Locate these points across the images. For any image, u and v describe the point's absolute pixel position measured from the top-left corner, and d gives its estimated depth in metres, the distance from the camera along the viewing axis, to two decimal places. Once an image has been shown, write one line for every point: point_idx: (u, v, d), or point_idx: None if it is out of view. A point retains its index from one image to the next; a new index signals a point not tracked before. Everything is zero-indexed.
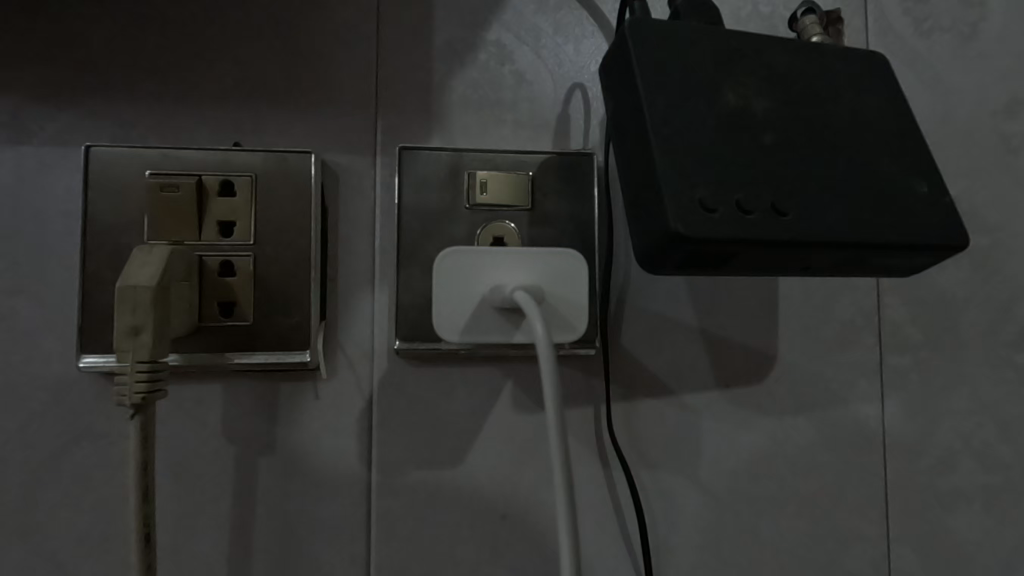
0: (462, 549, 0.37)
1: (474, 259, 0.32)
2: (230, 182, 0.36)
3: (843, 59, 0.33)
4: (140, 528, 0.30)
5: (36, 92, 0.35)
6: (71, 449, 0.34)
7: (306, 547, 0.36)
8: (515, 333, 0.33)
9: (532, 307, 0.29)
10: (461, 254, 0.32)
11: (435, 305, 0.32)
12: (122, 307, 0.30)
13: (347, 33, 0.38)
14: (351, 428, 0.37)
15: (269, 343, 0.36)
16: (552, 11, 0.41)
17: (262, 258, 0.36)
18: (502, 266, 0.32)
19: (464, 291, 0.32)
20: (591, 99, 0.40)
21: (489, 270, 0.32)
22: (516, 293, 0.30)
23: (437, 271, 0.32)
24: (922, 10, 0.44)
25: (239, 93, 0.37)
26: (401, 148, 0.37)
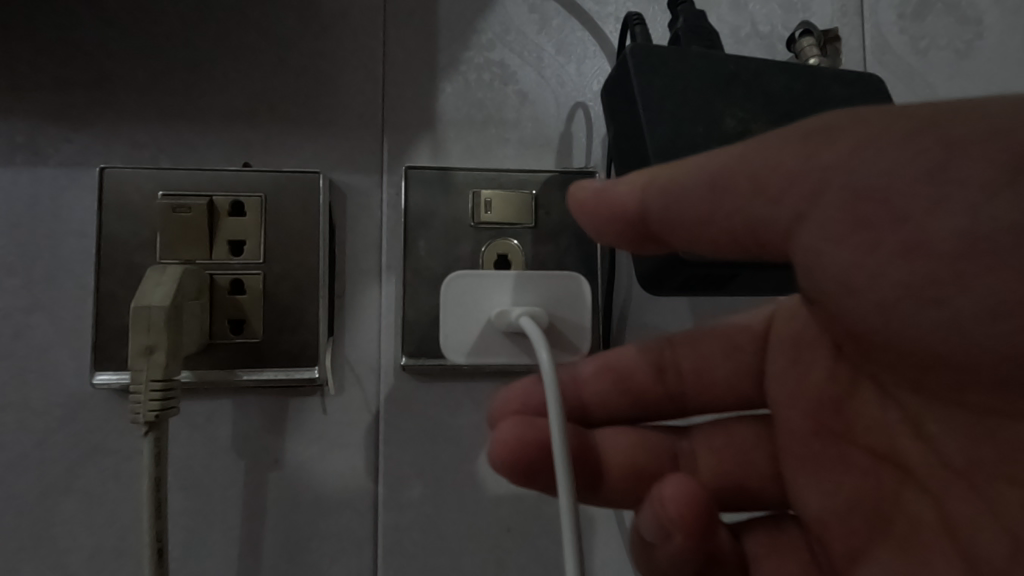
0: (466, 560, 0.38)
1: (481, 283, 0.33)
2: (240, 202, 0.37)
3: (842, 82, 0.34)
4: (153, 543, 0.30)
5: (51, 115, 0.36)
6: (85, 465, 0.35)
7: (315, 559, 0.36)
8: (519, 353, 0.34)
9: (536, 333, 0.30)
10: (469, 277, 0.33)
11: (443, 327, 0.33)
12: (137, 327, 0.31)
13: (354, 55, 0.39)
14: (358, 442, 0.37)
15: (278, 359, 0.36)
16: (554, 32, 0.41)
17: (272, 276, 0.37)
18: (507, 290, 0.33)
19: (472, 312, 0.33)
20: (593, 119, 0.41)
21: (495, 293, 0.33)
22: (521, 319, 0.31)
23: (445, 295, 0.33)
24: (918, 28, 0.45)
25: (249, 113, 0.38)
26: (407, 168, 0.38)
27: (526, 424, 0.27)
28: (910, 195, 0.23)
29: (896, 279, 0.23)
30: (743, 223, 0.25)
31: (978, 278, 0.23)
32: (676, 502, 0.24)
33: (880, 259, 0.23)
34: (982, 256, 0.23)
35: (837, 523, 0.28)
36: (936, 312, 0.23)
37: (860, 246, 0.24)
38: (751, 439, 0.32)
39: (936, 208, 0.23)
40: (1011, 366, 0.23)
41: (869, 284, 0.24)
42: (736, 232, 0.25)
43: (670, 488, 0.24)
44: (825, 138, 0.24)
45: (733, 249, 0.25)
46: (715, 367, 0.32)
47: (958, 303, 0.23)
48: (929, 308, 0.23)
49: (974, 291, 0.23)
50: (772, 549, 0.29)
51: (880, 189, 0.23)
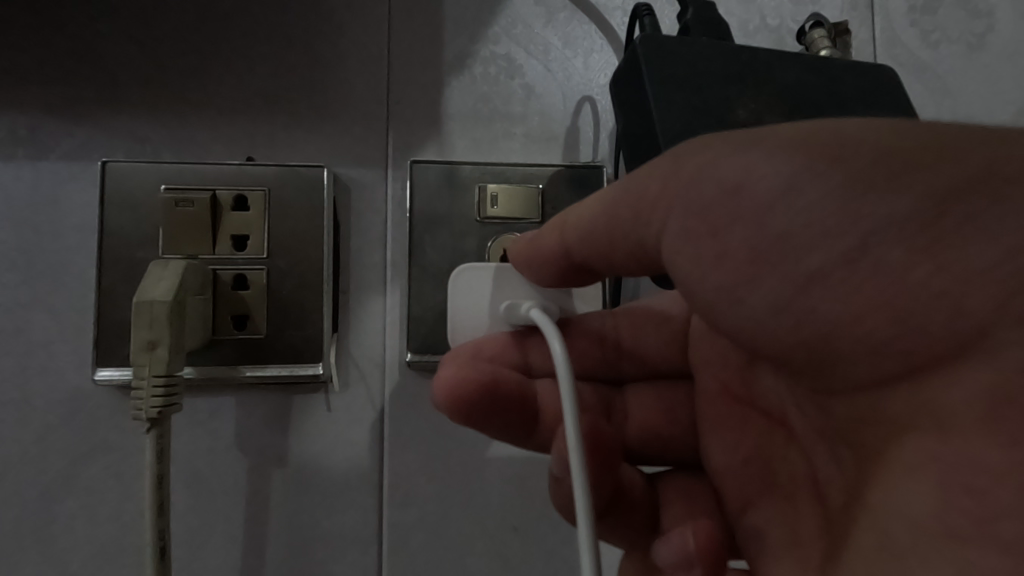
0: (472, 560, 0.37)
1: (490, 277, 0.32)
2: (243, 196, 0.36)
3: (855, 73, 0.33)
4: (155, 541, 0.30)
5: (52, 108, 0.36)
6: (87, 462, 0.34)
7: (319, 558, 0.36)
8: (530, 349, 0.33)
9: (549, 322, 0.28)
10: (480, 270, 0.32)
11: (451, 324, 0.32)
12: (139, 322, 0.30)
13: (358, 48, 0.39)
14: (362, 439, 0.37)
15: (281, 355, 0.36)
16: (561, 25, 0.41)
17: (276, 271, 0.36)
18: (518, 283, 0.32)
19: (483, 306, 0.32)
20: (600, 112, 0.41)
21: (505, 287, 0.32)
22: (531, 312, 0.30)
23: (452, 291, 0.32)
24: (929, 21, 0.44)
25: (252, 107, 0.38)
26: (413, 162, 0.38)
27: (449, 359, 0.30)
28: (752, 206, 0.23)
29: (765, 289, 0.23)
30: (606, 242, 0.26)
31: (790, 270, 0.23)
32: (566, 433, 0.28)
33: (729, 272, 0.24)
34: (802, 256, 0.23)
35: (726, 466, 0.31)
36: (780, 316, 0.24)
37: (706, 256, 0.24)
38: (679, 398, 0.35)
39: (762, 219, 0.23)
40: (846, 347, 0.23)
41: (735, 290, 0.24)
42: (612, 253, 0.27)
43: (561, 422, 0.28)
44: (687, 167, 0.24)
45: (621, 261, 0.27)
46: (642, 337, 0.35)
47: (810, 301, 0.23)
48: (772, 315, 0.24)
49: (814, 290, 0.23)
50: (688, 494, 0.32)
51: (719, 205, 0.23)
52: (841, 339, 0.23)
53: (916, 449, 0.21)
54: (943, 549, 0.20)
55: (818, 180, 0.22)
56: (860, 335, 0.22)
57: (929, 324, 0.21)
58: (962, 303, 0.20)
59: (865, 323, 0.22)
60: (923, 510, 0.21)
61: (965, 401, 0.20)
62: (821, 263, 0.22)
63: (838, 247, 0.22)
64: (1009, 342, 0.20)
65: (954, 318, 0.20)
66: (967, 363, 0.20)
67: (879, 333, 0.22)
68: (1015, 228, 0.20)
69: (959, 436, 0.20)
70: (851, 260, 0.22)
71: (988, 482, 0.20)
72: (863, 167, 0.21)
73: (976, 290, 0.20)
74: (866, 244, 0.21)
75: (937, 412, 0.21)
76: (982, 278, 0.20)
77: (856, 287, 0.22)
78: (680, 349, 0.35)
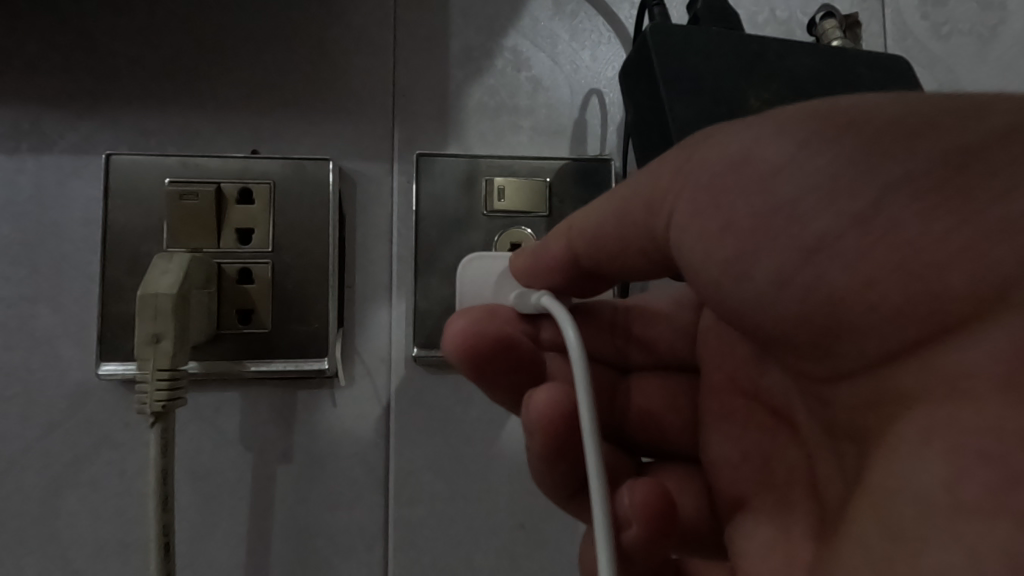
0: (479, 557, 0.37)
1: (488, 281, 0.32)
2: (248, 189, 0.36)
3: (868, 63, 0.33)
4: (159, 537, 0.30)
5: (55, 101, 0.36)
6: (90, 458, 0.34)
7: (324, 555, 0.36)
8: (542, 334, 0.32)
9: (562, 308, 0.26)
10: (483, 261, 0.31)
11: None
12: (143, 314, 0.30)
13: (363, 40, 0.38)
14: (368, 435, 0.36)
15: (286, 350, 0.36)
16: (568, 17, 0.41)
17: (281, 265, 0.36)
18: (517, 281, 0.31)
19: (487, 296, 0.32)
20: (608, 105, 0.40)
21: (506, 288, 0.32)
22: (542, 297, 0.28)
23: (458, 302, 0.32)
24: (940, 13, 0.44)
25: (257, 100, 0.37)
26: (419, 156, 0.37)
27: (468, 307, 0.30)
28: (760, 177, 0.22)
29: (768, 260, 0.23)
30: (618, 239, 0.27)
31: (793, 237, 0.22)
32: (547, 406, 0.29)
33: (734, 245, 0.23)
34: (810, 221, 0.21)
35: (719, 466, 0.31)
36: (786, 288, 0.22)
37: (714, 232, 0.23)
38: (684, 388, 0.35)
39: (769, 187, 0.22)
40: (856, 317, 0.21)
41: (739, 264, 0.23)
42: (624, 255, 0.27)
43: (541, 396, 0.29)
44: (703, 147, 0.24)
45: (632, 258, 0.27)
46: (653, 324, 0.35)
47: (811, 272, 0.22)
48: (778, 286, 0.23)
49: (819, 260, 0.21)
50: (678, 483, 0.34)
51: (733, 178, 0.23)
52: (847, 307, 0.21)
53: (923, 420, 0.18)
54: (963, 527, 0.17)
55: (826, 152, 0.21)
56: (866, 304, 0.20)
57: (945, 284, 0.19)
58: (981, 259, 0.18)
59: (873, 288, 0.20)
60: (935, 484, 0.17)
61: (985, 364, 0.17)
62: (828, 228, 0.21)
63: (847, 209, 0.21)
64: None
65: (975, 274, 0.18)
66: (987, 325, 0.18)
67: (887, 301, 0.20)
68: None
69: (977, 403, 0.17)
70: (862, 222, 0.20)
71: (1007, 451, 0.16)
72: (873, 135, 0.20)
73: (997, 243, 0.18)
74: (878, 203, 0.20)
75: (952, 378, 0.18)
76: (1004, 232, 0.18)
77: (864, 252, 0.20)
78: (690, 341, 0.34)
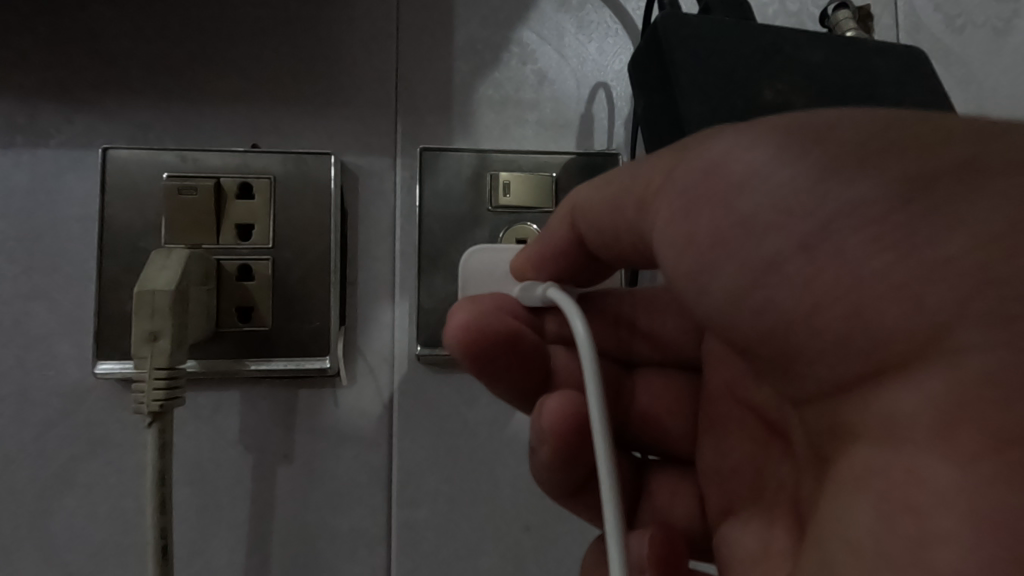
0: (484, 560, 0.36)
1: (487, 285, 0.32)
2: (248, 183, 0.35)
3: (884, 54, 0.32)
4: (157, 539, 0.29)
5: (51, 94, 0.35)
6: (87, 458, 0.33)
7: (326, 558, 0.35)
8: (548, 323, 0.31)
9: (570, 302, 0.25)
10: (487, 253, 0.32)
11: None
12: (141, 311, 0.29)
13: (366, 32, 0.38)
14: (371, 435, 0.36)
15: (287, 348, 0.35)
16: (575, 9, 0.40)
17: (281, 261, 0.35)
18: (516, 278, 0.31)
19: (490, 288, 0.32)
20: (615, 99, 0.39)
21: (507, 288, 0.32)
22: (548, 291, 0.27)
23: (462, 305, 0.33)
24: (954, 6, 0.43)
25: (257, 93, 0.36)
26: (423, 150, 0.37)
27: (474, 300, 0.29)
28: (717, 190, 0.21)
29: (727, 278, 0.22)
30: (613, 232, 0.26)
31: (747, 257, 0.21)
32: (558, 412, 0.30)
33: (691, 261, 0.22)
34: (760, 241, 0.21)
35: (718, 471, 0.31)
36: (740, 308, 0.22)
37: (677, 247, 0.23)
38: (683, 391, 0.34)
39: (728, 202, 0.21)
40: (807, 342, 0.20)
41: (695, 281, 0.23)
42: (618, 246, 0.27)
43: (551, 403, 0.30)
44: (685, 154, 0.22)
45: (626, 251, 0.27)
46: (661, 320, 0.34)
47: (761, 294, 0.21)
48: (732, 307, 0.22)
49: (768, 284, 0.21)
50: (670, 488, 0.34)
51: (700, 184, 0.22)
52: (800, 332, 0.20)
53: (861, 458, 0.18)
54: (878, 574, 0.17)
55: (787, 168, 0.20)
56: (815, 331, 0.20)
57: (881, 319, 0.18)
58: (918, 300, 0.17)
59: (819, 316, 0.20)
60: (859, 529, 0.18)
61: (916, 409, 0.17)
62: (778, 249, 0.20)
63: (795, 232, 0.20)
64: (971, 341, 0.16)
65: (913, 312, 0.18)
66: (919, 368, 0.17)
67: (832, 331, 0.19)
68: (988, 222, 0.17)
69: (905, 448, 0.17)
70: (808, 249, 0.20)
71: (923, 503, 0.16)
72: (835, 156, 0.19)
73: (935, 283, 0.17)
74: (826, 229, 0.19)
75: (888, 419, 0.18)
76: (943, 270, 0.17)
77: (811, 277, 0.20)
78: (696, 339, 0.33)
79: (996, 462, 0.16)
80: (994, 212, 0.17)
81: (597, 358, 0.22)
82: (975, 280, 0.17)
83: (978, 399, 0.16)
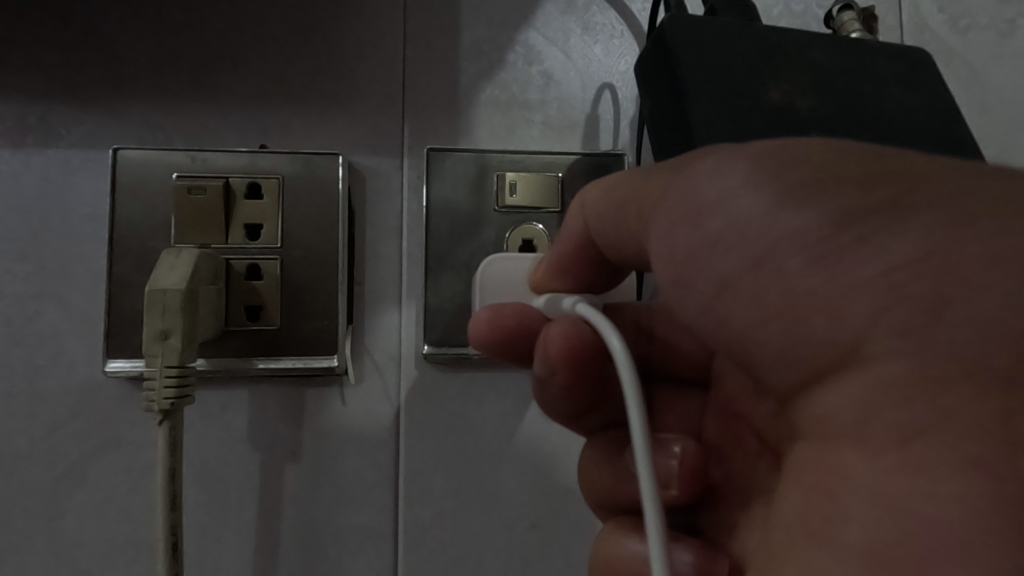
0: (491, 558, 0.36)
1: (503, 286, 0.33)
2: (257, 183, 0.36)
3: (888, 55, 0.32)
4: (167, 536, 0.29)
5: (62, 95, 0.35)
6: (97, 456, 0.33)
7: (333, 555, 0.35)
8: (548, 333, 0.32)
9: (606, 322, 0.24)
10: (506, 259, 0.33)
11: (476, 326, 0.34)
12: (152, 311, 0.30)
13: (374, 34, 0.38)
14: (378, 434, 0.36)
15: (294, 346, 0.35)
16: (580, 10, 0.40)
17: (290, 261, 0.35)
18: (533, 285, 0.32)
19: (509, 295, 0.33)
20: (620, 100, 0.40)
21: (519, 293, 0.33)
22: (579, 306, 0.26)
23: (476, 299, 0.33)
24: (957, 7, 0.43)
25: (265, 94, 0.37)
26: (429, 151, 0.37)
27: (496, 313, 0.30)
28: (692, 212, 0.22)
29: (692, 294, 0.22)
30: (617, 240, 0.26)
31: (706, 274, 0.22)
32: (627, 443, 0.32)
33: (669, 276, 0.23)
34: (719, 258, 0.21)
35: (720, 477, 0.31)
36: (704, 319, 0.22)
37: (659, 264, 0.23)
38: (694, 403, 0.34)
39: (700, 221, 0.21)
40: (760, 352, 0.21)
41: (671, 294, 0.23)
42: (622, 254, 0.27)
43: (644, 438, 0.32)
44: (671, 176, 0.23)
45: (630, 258, 0.27)
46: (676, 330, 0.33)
47: (720, 309, 0.22)
48: (699, 318, 0.23)
49: (725, 298, 0.21)
50: None
51: (683, 205, 0.22)
52: (752, 342, 0.21)
53: (809, 459, 0.19)
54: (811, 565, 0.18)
55: (750, 192, 0.20)
56: (762, 342, 0.21)
57: (813, 333, 0.19)
58: (843, 314, 0.18)
59: (766, 328, 0.20)
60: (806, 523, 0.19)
61: (842, 411, 0.18)
62: (732, 268, 0.21)
63: (748, 252, 0.20)
64: (884, 353, 0.17)
65: (839, 323, 0.18)
66: (849, 374, 0.18)
67: (777, 342, 0.20)
68: (913, 241, 0.18)
69: (843, 447, 0.18)
70: (757, 264, 0.20)
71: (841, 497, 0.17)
72: (788, 185, 0.20)
73: (856, 295, 0.18)
74: (771, 248, 0.20)
75: (823, 422, 0.19)
76: (859, 289, 0.18)
77: (761, 291, 0.20)
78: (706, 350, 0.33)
79: (904, 458, 0.16)
80: (912, 234, 0.18)
81: (636, 378, 0.22)
82: (893, 296, 0.17)
83: (893, 401, 0.17)
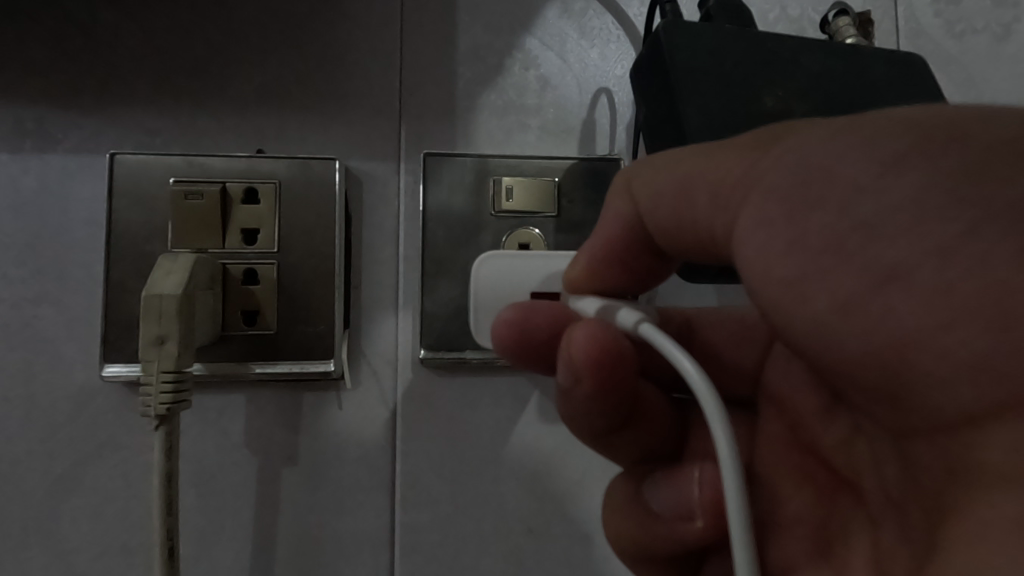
0: (487, 561, 0.36)
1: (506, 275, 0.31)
2: (253, 188, 0.36)
3: (885, 61, 0.31)
4: (163, 541, 0.29)
5: (60, 100, 0.35)
6: (93, 461, 0.34)
7: (329, 559, 0.35)
8: None
9: (665, 338, 0.21)
10: (501, 257, 0.31)
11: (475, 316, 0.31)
12: (148, 316, 0.30)
13: (371, 39, 0.38)
14: (374, 439, 0.36)
15: (291, 350, 0.35)
16: (577, 15, 0.40)
17: (286, 265, 0.35)
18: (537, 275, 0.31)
19: (507, 295, 0.31)
20: (617, 104, 0.40)
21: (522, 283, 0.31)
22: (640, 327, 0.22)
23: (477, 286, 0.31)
24: (953, 12, 0.43)
25: (263, 99, 0.37)
26: (426, 155, 0.37)
27: (523, 313, 0.28)
28: (807, 195, 0.21)
29: (825, 285, 0.21)
30: (672, 228, 0.25)
31: (863, 260, 0.21)
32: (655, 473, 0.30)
33: (793, 263, 0.21)
34: (870, 244, 0.20)
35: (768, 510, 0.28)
36: (839, 312, 0.21)
37: (760, 249, 0.22)
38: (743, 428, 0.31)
39: (843, 204, 0.21)
40: (924, 354, 0.20)
41: (789, 287, 0.22)
42: (680, 238, 0.25)
43: (707, 475, 0.28)
44: (768, 151, 0.22)
45: (693, 248, 0.25)
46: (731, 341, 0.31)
47: (872, 305, 0.20)
48: (829, 314, 0.21)
49: (888, 289, 0.20)
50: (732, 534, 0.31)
51: (791, 185, 0.21)
52: (923, 341, 0.20)
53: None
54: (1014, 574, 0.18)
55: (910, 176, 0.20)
56: (940, 345, 0.20)
57: None
58: None
59: (955, 326, 0.19)
60: None
61: None
62: (900, 256, 0.20)
63: (929, 238, 0.20)
64: None
65: None
66: None
67: (939, 341, 0.19)
68: None
69: None
70: (944, 252, 0.19)
71: None
72: (965, 173, 0.19)
73: None
74: (965, 237, 0.19)
75: None
76: None
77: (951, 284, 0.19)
78: (760, 362, 0.31)
79: None
80: None
81: (717, 400, 0.19)
82: None
83: None
